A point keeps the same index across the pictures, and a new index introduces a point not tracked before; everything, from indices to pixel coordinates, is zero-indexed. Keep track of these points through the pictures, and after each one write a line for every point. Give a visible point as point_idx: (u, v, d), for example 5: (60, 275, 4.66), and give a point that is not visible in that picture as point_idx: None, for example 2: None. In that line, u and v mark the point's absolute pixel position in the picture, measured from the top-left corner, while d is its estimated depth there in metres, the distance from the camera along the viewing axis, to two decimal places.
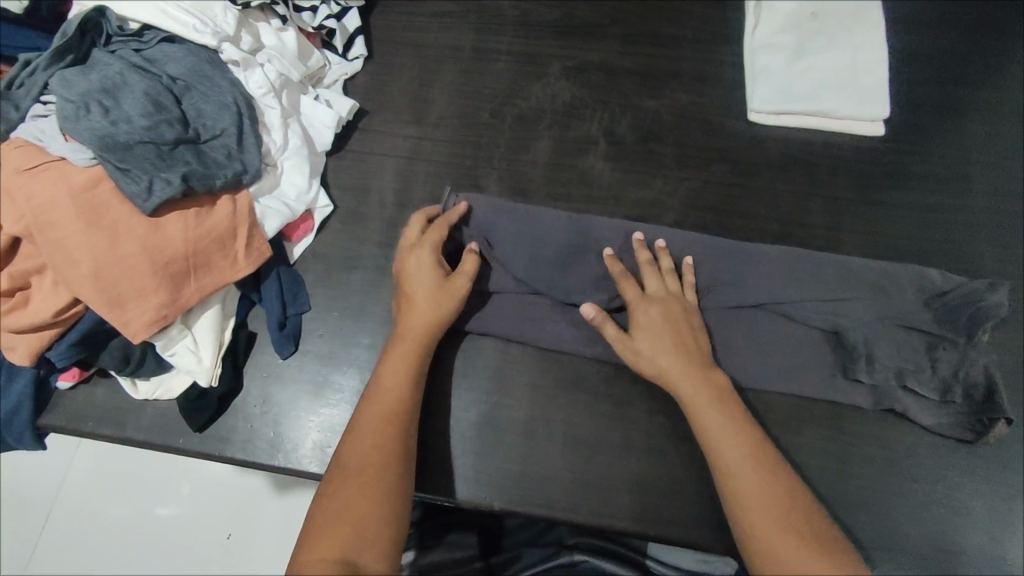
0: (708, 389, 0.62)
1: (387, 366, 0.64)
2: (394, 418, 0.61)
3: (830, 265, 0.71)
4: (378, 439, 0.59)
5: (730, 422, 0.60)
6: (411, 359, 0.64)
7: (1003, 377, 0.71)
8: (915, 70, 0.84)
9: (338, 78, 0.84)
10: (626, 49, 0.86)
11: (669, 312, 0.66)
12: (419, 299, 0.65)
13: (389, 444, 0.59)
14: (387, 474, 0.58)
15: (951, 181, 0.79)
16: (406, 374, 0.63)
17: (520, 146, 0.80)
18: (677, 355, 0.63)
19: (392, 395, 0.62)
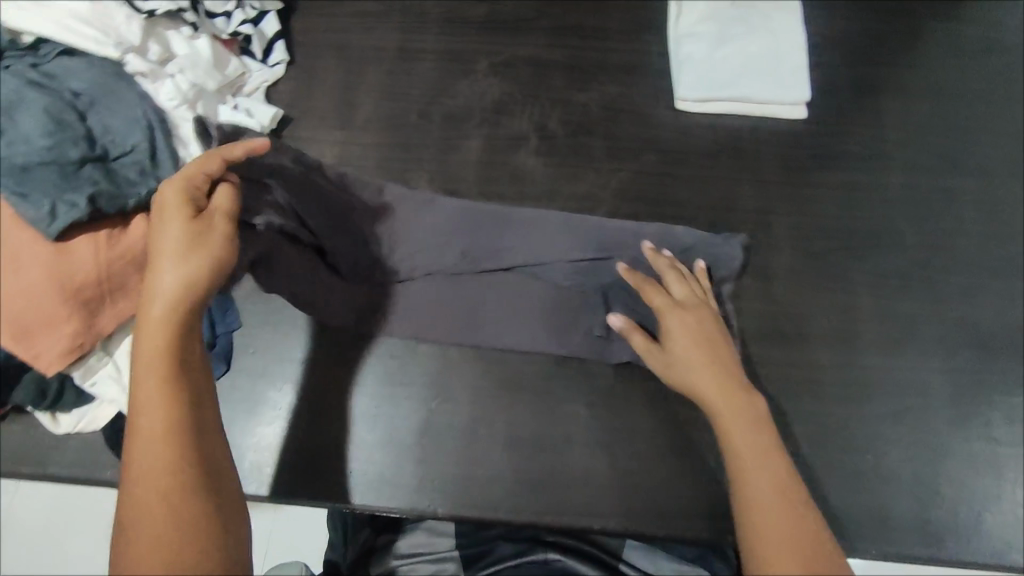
0: (740, 405, 0.57)
1: (142, 349, 0.48)
2: (164, 422, 0.46)
3: (585, 228, 0.71)
4: (155, 455, 0.45)
5: (758, 439, 0.54)
6: (169, 340, 0.48)
7: (928, 347, 0.73)
8: (831, 53, 0.86)
9: (259, 86, 0.81)
10: (551, 41, 0.86)
11: (701, 329, 0.62)
12: (171, 259, 0.50)
13: (170, 457, 0.45)
14: (178, 495, 0.44)
15: (868, 159, 0.81)
16: (166, 364, 0.47)
17: (450, 147, 0.80)
18: (707, 368, 0.60)
19: (156, 396, 0.46)
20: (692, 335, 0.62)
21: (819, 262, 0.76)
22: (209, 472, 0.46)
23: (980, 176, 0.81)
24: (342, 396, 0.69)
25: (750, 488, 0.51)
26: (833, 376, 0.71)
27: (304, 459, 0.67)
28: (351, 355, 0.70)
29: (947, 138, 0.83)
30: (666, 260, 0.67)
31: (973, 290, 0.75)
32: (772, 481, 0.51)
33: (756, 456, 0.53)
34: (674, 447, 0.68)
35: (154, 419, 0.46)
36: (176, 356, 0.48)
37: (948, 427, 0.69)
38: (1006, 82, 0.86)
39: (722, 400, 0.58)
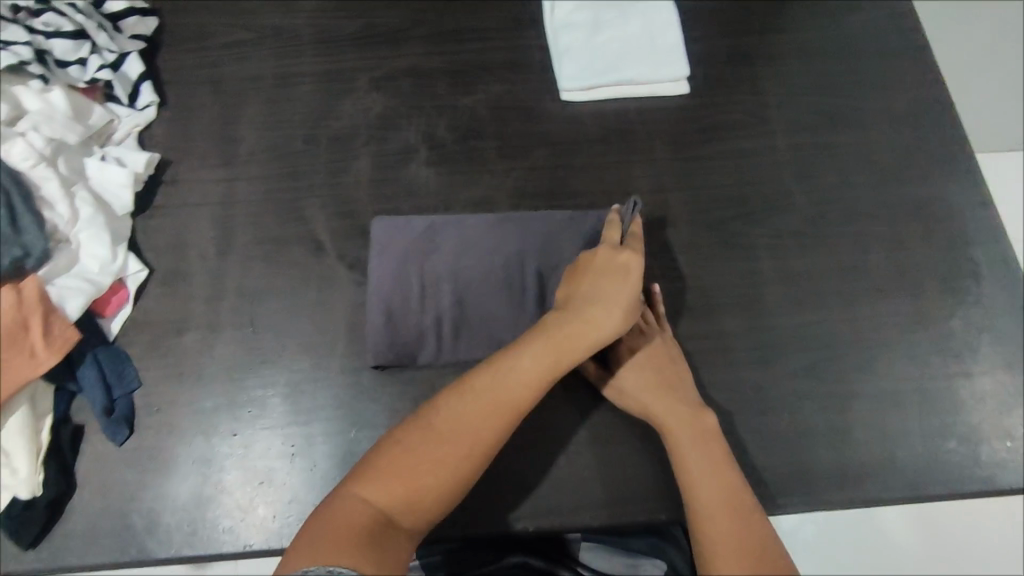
0: (688, 423, 0.64)
1: (513, 380, 0.60)
2: (509, 409, 0.59)
3: (498, 229, 0.74)
4: (476, 425, 0.58)
5: (704, 452, 0.62)
6: (557, 362, 0.61)
7: (828, 299, 0.75)
8: (703, 27, 0.88)
9: (130, 131, 0.77)
10: (430, 49, 0.85)
11: (653, 357, 0.68)
12: (596, 300, 0.64)
13: (483, 443, 0.58)
14: (447, 468, 0.56)
15: (751, 126, 0.84)
16: (553, 364, 0.61)
17: (340, 168, 0.78)
18: (657, 391, 0.66)
19: (530, 378, 0.60)
20: (643, 364, 0.68)
21: (716, 233, 0.78)
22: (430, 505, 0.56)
23: (859, 127, 0.84)
24: (258, 439, 0.66)
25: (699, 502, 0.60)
26: (742, 341, 0.73)
27: (221, 513, 0.64)
28: (259, 396, 0.68)
29: (824, 96, 0.86)
30: None
31: (862, 239, 0.78)
32: (718, 491, 0.60)
33: (701, 470, 0.61)
34: (597, 436, 0.69)
35: (463, 439, 0.58)
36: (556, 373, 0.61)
37: (857, 374, 0.72)
38: (871, 35, 0.89)
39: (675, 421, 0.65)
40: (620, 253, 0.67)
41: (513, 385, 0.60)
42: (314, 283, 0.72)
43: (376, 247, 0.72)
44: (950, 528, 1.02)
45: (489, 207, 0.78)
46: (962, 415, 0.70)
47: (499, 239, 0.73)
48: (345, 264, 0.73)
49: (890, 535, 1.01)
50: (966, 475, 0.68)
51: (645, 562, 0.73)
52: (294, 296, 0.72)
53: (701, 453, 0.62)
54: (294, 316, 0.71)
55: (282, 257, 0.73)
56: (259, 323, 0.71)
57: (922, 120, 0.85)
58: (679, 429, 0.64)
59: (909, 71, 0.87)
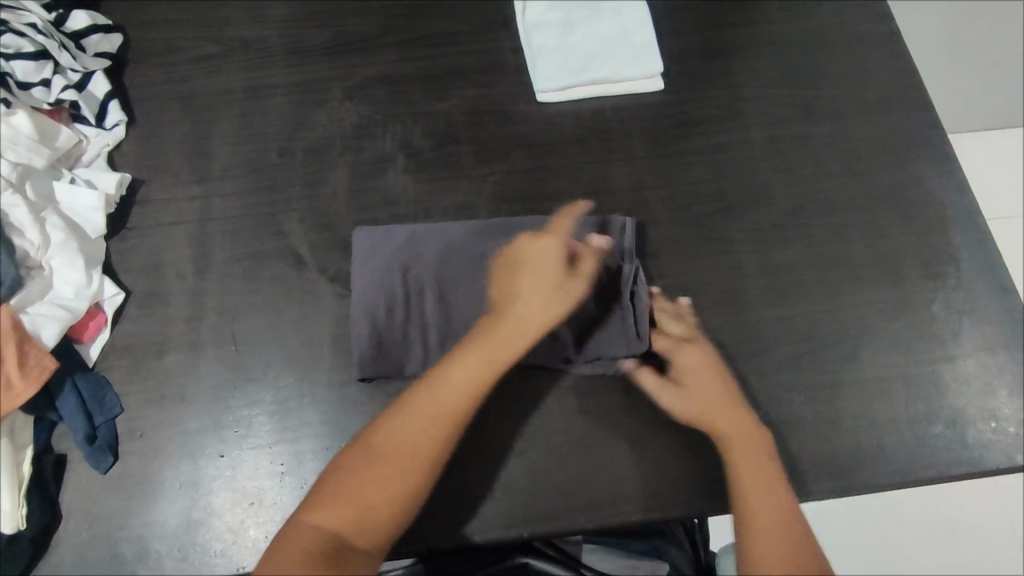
0: (749, 430, 0.67)
1: (444, 388, 0.61)
2: (447, 416, 0.60)
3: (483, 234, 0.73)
4: (414, 437, 0.59)
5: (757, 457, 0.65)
6: (488, 364, 0.63)
7: (810, 289, 0.76)
8: (676, 23, 0.88)
9: (100, 151, 0.76)
10: (403, 55, 0.84)
11: (710, 370, 0.70)
12: (524, 297, 0.67)
13: (427, 450, 0.59)
14: (395, 482, 0.57)
15: (728, 120, 0.84)
16: (485, 367, 0.63)
17: (317, 180, 0.77)
18: (716, 400, 0.68)
19: (464, 384, 0.62)
20: (696, 381, 0.69)
21: (698, 229, 0.78)
22: (382, 520, 0.56)
23: (835, 117, 0.84)
24: (246, 460, 0.65)
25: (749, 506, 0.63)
26: (727, 336, 0.73)
27: (211, 537, 0.63)
28: (245, 416, 0.67)
29: (799, 87, 0.86)
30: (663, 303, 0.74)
31: (841, 228, 0.79)
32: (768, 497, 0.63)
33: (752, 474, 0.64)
34: (588, 438, 0.69)
35: (405, 449, 0.59)
36: (490, 374, 0.63)
37: (842, 362, 0.72)
38: (842, 24, 0.90)
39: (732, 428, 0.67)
40: (546, 245, 0.70)
41: (446, 391, 0.61)
42: (296, 298, 0.71)
43: (360, 257, 0.72)
44: (941, 508, 1.03)
45: (470, 212, 0.77)
46: (947, 399, 0.71)
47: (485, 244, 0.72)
48: (326, 277, 0.72)
49: (882, 518, 1.03)
50: (952, 458, 0.69)
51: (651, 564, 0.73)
52: (277, 312, 0.71)
53: (756, 457, 0.65)
54: (277, 333, 0.70)
55: (263, 273, 0.73)
56: (241, 342, 0.70)
57: (895, 107, 0.85)
58: (738, 434, 0.66)
59: (881, 58, 0.88)
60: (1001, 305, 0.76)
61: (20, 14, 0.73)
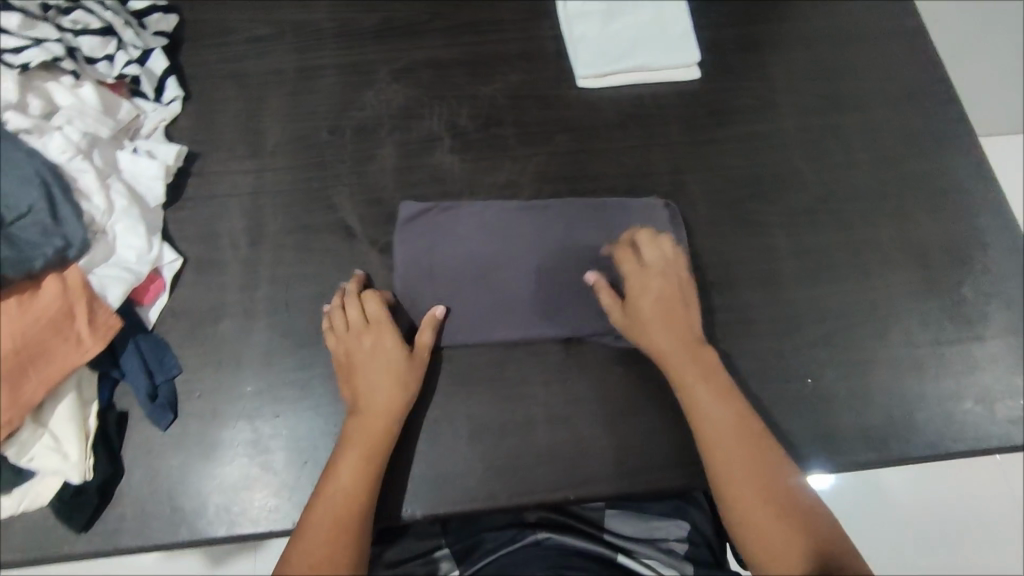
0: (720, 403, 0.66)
1: (334, 475, 0.62)
2: (345, 516, 0.60)
3: (529, 214, 0.76)
4: (325, 552, 0.58)
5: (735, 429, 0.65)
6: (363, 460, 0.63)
7: (842, 270, 0.78)
8: (711, 15, 0.91)
9: (157, 126, 0.78)
10: (448, 40, 0.87)
11: (673, 294, 0.70)
12: (374, 389, 0.66)
13: (342, 553, 0.58)
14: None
15: (761, 109, 0.86)
16: (360, 453, 0.63)
17: (367, 157, 0.80)
18: (680, 344, 0.68)
19: (347, 487, 0.61)
20: (656, 308, 0.69)
21: (734, 211, 0.81)
22: None
23: (865, 108, 0.87)
24: (300, 420, 0.67)
25: (732, 485, 0.63)
26: (762, 314, 0.76)
27: (269, 493, 0.65)
28: (299, 379, 0.69)
29: (830, 79, 0.89)
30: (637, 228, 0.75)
31: (871, 214, 0.81)
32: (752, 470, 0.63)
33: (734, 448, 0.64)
34: (630, 408, 0.71)
35: (326, 539, 0.59)
36: (373, 454, 0.63)
37: (874, 340, 0.75)
38: (872, 19, 0.93)
39: (708, 402, 0.66)
40: (372, 335, 0.68)
41: (341, 476, 0.62)
42: (347, 269, 0.74)
43: (405, 235, 0.75)
44: (942, 492, 1.08)
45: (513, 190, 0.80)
46: (975, 378, 0.74)
47: (530, 223, 0.76)
48: (376, 249, 0.75)
49: (885, 501, 1.07)
50: (980, 433, 0.72)
51: (669, 523, 0.78)
52: (329, 282, 0.73)
53: (734, 431, 0.65)
54: (329, 301, 0.72)
55: (315, 243, 0.75)
56: (295, 308, 0.72)
57: (922, 99, 0.88)
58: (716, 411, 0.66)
59: (908, 53, 0.91)
60: None
61: None
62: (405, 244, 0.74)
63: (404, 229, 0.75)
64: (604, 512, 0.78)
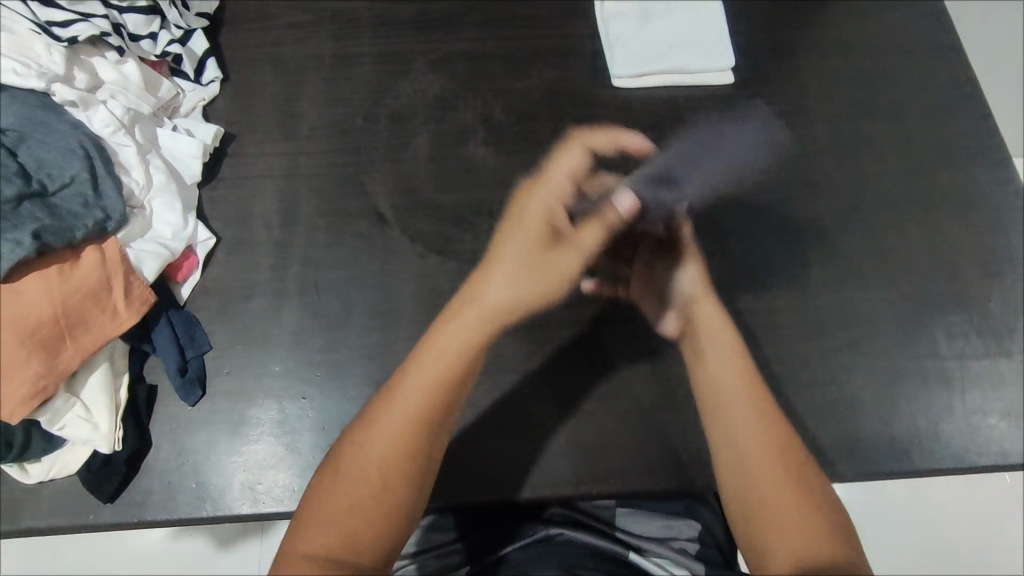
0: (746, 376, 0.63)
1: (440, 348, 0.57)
2: (432, 407, 0.56)
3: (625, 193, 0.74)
4: (397, 440, 0.54)
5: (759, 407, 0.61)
6: (447, 367, 0.56)
7: (871, 279, 0.78)
8: (747, 21, 0.92)
9: (195, 105, 0.80)
10: (484, 35, 0.88)
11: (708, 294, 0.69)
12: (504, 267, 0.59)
13: (415, 446, 0.55)
14: (370, 509, 0.52)
15: (794, 116, 0.87)
16: (484, 320, 0.58)
17: (401, 146, 0.80)
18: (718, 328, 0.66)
19: (422, 395, 0.56)
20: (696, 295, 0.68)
21: (763, 215, 0.81)
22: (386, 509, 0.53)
23: (898, 119, 0.87)
24: (326, 402, 0.68)
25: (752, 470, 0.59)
26: (789, 318, 0.76)
27: (294, 474, 0.65)
28: (328, 362, 0.69)
29: (863, 89, 0.89)
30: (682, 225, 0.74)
31: (902, 224, 0.81)
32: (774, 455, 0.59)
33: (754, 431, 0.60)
34: (655, 406, 0.71)
35: (391, 433, 0.55)
36: (490, 326, 0.58)
37: (901, 350, 0.75)
38: (907, 31, 0.93)
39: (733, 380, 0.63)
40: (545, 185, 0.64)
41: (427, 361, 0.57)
42: (378, 255, 0.74)
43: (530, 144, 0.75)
44: (957, 510, 1.06)
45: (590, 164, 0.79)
46: (1001, 393, 0.73)
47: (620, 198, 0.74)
48: (407, 236, 0.75)
49: (897, 515, 1.06)
50: (1002, 448, 0.72)
51: (681, 524, 0.78)
52: (359, 267, 0.73)
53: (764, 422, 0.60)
54: (359, 287, 0.73)
55: (347, 228, 0.75)
56: (325, 292, 0.72)
57: (957, 113, 0.88)
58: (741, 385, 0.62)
59: (943, 67, 0.91)
60: None
61: None
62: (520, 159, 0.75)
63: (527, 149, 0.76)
64: (614, 509, 0.78)
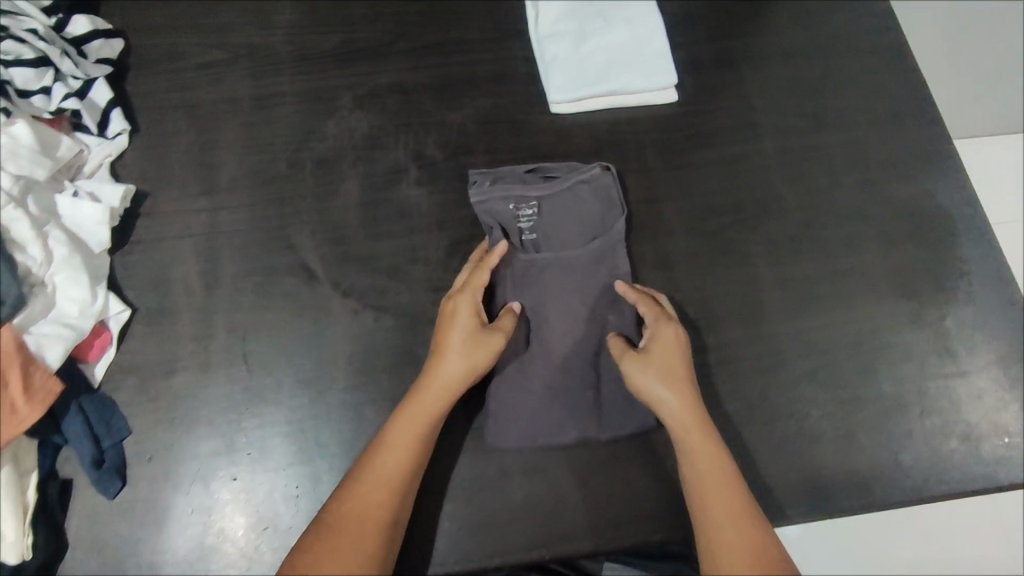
0: (716, 466, 0.61)
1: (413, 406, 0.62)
2: (416, 445, 0.61)
3: (592, 255, 0.72)
4: (386, 485, 0.59)
5: (733, 503, 0.59)
6: (422, 426, 0.61)
7: (826, 301, 0.75)
8: (687, 32, 0.88)
9: (102, 161, 0.74)
10: (412, 64, 0.83)
11: (676, 375, 0.64)
12: (457, 347, 0.63)
13: (398, 487, 0.59)
14: (364, 550, 0.55)
15: (740, 131, 0.83)
16: (445, 393, 0.63)
17: (329, 192, 0.75)
18: (689, 418, 0.62)
19: (409, 440, 0.61)
20: (666, 379, 0.63)
21: (713, 242, 0.78)
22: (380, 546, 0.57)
23: (846, 128, 0.84)
24: (258, 483, 0.63)
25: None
26: (744, 352, 0.73)
27: (227, 566, 0.61)
28: (259, 438, 0.65)
29: (811, 97, 0.86)
30: (648, 307, 0.67)
31: (856, 241, 0.79)
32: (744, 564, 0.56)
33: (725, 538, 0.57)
34: (608, 457, 0.69)
35: (375, 477, 0.59)
36: (451, 399, 0.63)
37: (858, 376, 0.72)
38: (850, 34, 0.90)
39: (704, 474, 0.60)
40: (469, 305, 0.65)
41: (406, 418, 0.61)
42: (308, 315, 0.69)
43: (504, 189, 0.73)
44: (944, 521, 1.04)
45: (555, 220, 0.74)
46: (959, 415, 0.72)
47: (584, 260, 0.71)
48: (339, 293, 0.70)
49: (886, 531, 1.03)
50: (966, 473, 0.70)
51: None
52: (289, 329, 0.69)
53: (732, 522, 0.58)
54: (289, 350, 0.68)
55: (274, 288, 0.70)
56: (253, 361, 0.67)
57: (905, 118, 0.85)
58: (713, 484, 0.60)
59: (889, 70, 0.88)
60: (1010, 321, 0.76)
61: (17, 19, 0.70)
62: (493, 206, 0.73)
63: (496, 195, 0.73)
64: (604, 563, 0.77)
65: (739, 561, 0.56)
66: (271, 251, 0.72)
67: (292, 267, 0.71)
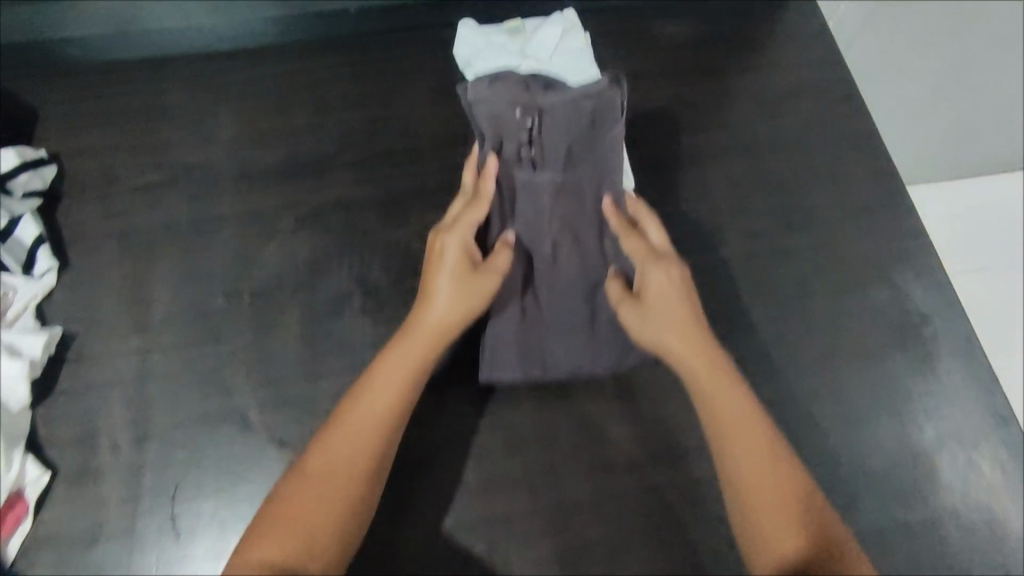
0: (735, 405, 0.58)
1: (399, 354, 0.60)
2: (399, 397, 0.59)
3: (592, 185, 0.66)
4: (367, 437, 0.57)
5: (756, 441, 0.57)
6: (407, 377, 0.59)
7: (799, 426, 0.71)
8: (645, 130, 0.84)
9: (27, 303, 0.69)
10: (359, 177, 0.80)
11: (677, 311, 0.61)
12: (443, 291, 0.61)
13: (380, 439, 0.57)
14: (333, 504, 0.54)
15: (704, 237, 0.79)
16: (431, 344, 0.61)
17: (266, 327, 0.71)
18: (696, 357, 0.60)
19: (390, 391, 0.58)
20: (667, 318, 0.61)
21: None
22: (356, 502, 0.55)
23: (816, 228, 0.80)
24: None
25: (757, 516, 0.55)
26: (716, 490, 0.67)
27: None
28: None
29: (778, 195, 0.82)
30: (641, 248, 0.63)
31: (830, 356, 0.74)
32: (781, 506, 0.54)
33: (759, 480, 0.55)
34: None
35: (354, 429, 0.57)
36: (435, 348, 0.61)
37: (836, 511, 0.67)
38: (817, 124, 0.86)
39: (723, 416, 0.58)
40: (460, 245, 0.62)
41: (391, 367, 0.59)
42: (242, 470, 0.65)
43: (502, 99, 0.62)
44: None
45: (555, 140, 0.63)
46: (943, 554, 0.67)
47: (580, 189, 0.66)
48: (274, 444, 0.66)
49: None
50: None
51: None
52: (222, 487, 0.65)
53: (755, 462, 0.56)
54: (222, 511, 0.64)
55: (206, 440, 0.66)
56: (183, 525, 0.63)
57: (878, 215, 0.81)
58: (733, 428, 0.58)
59: (859, 161, 0.85)
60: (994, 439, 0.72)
61: None
62: (486, 119, 0.63)
63: (492, 103, 0.62)
64: None
65: (765, 504, 0.55)
66: (204, 397, 0.68)
67: (225, 414, 0.67)
